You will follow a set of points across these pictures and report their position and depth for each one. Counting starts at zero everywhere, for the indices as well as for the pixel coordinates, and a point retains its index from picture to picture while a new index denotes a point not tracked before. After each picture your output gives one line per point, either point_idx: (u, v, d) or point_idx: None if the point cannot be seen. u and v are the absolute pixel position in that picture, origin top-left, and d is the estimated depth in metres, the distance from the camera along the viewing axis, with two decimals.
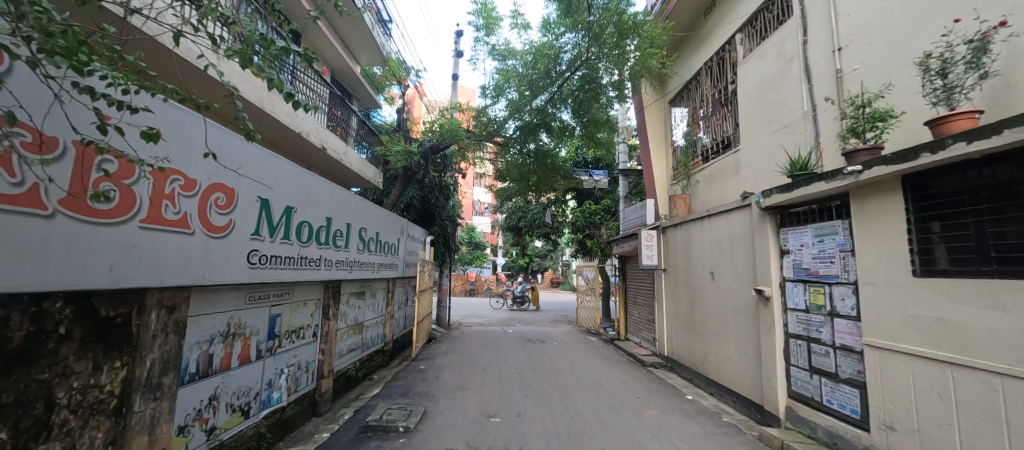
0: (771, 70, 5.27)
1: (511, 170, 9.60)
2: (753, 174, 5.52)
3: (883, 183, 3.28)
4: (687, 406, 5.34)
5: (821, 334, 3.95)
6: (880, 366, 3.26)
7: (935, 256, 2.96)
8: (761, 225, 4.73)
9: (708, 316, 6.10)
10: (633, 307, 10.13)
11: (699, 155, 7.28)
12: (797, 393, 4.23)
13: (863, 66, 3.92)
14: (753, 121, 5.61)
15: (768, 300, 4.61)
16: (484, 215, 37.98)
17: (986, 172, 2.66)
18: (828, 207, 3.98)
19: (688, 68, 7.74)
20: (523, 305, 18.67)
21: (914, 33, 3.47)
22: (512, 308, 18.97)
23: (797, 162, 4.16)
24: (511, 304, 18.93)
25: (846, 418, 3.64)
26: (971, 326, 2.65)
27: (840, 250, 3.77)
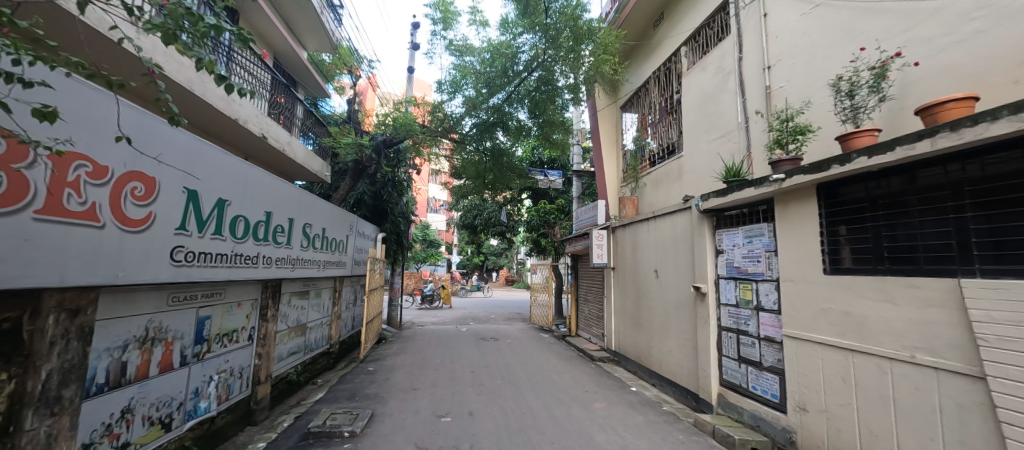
0: (712, 82, 5.66)
1: (467, 168, 9.52)
2: (694, 178, 5.91)
3: (801, 190, 3.64)
4: (631, 397, 5.61)
5: (749, 327, 4.31)
6: (797, 355, 3.63)
7: (841, 256, 3.33)
8: (700, 226, 5.09)
9: (653, 311, 6.45)
10: (583, 304, 10.46)
11: (646, 160, 7.67)
12: (728, 381, 4.60)
13: (788, 84, 4.32)
14: (695, 130, 5.99)
15: (704, 295, 4.97)
16: (439, 213, 37.38)
17: (882, 183, 3.04)
18: (756, 211, 4.35)
19: (639, 76, 8.09)
20: (432, 304, 18.51)
21: (829, 57, 3.87)
22: (421, 308, 18.70)
23: (731, 169, 4.51)
24: (421, 303, 18.68)
25: (768, 403, 4.00)
26: (868, 317, 3.02)
27: (765, 250, 4.15)
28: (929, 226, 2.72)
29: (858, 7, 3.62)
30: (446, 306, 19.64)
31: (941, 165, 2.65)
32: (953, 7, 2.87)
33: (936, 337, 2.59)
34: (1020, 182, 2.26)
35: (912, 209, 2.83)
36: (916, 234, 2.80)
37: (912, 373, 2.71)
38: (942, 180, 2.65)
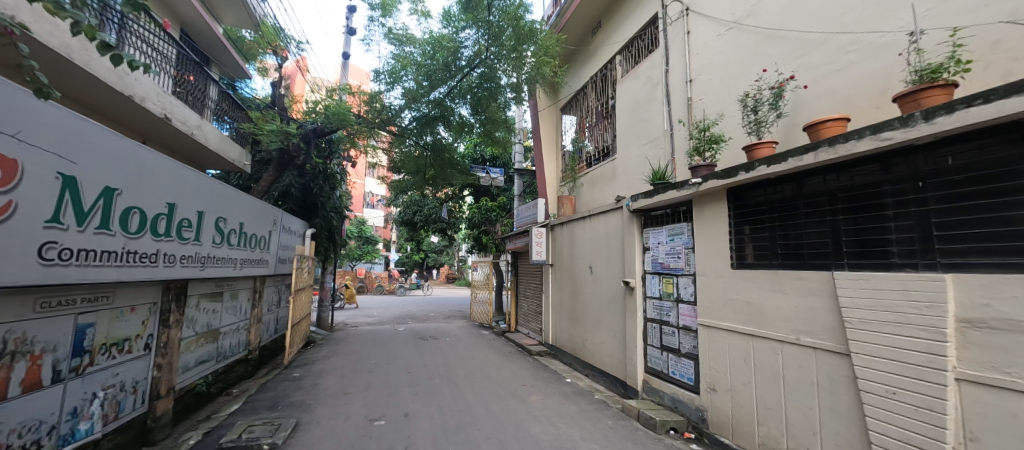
0: (643, 91, 6.05)
1: (406, 162, 9.21)
2: (625, 180, 6.29)
3: (714, 193, 4.04)
4: (566, 389, 5.83)
5: (670, 317, 4.70)
6: (709, 341, 4.03)
7: (745, 252, 3.75)
8: (629, 225, 5.44)
9: (587, 305, 6.76)
10: (523, 300, 10.65)
11: (584, 161, 8.01)
12: (651, 368, 4.98)
13: (706, 97, 4.76)
14: (627, 134, 6.37)
15: (632, 289, 5.33)
16: (376, 208, 35.72)
17: (778, 189, 3.47)
18: (677, 211, 4.74)
19: (578, 80, 8.39)
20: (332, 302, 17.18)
21: (739, 75, 4.33)
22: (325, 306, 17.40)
23: (657, 173, 4.86)
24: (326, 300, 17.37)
25: (685, 386, 4.40)
26: (766, 306, 3.43)
27: (685, 247, 4.54)
28: (812, 227, 3.16)
29: (763, 33, 4.09)
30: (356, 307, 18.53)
31: (822, 175, 3.09)
32: (833, 40, 3.35)
33: (815, 321, 3.01)
34: (876, 191, 2.70)
35: (800, 212, 3.27)
36: (803, 234, 3.23)
37: (797, 353, 3.13)
38: (822, 188, 3.08)
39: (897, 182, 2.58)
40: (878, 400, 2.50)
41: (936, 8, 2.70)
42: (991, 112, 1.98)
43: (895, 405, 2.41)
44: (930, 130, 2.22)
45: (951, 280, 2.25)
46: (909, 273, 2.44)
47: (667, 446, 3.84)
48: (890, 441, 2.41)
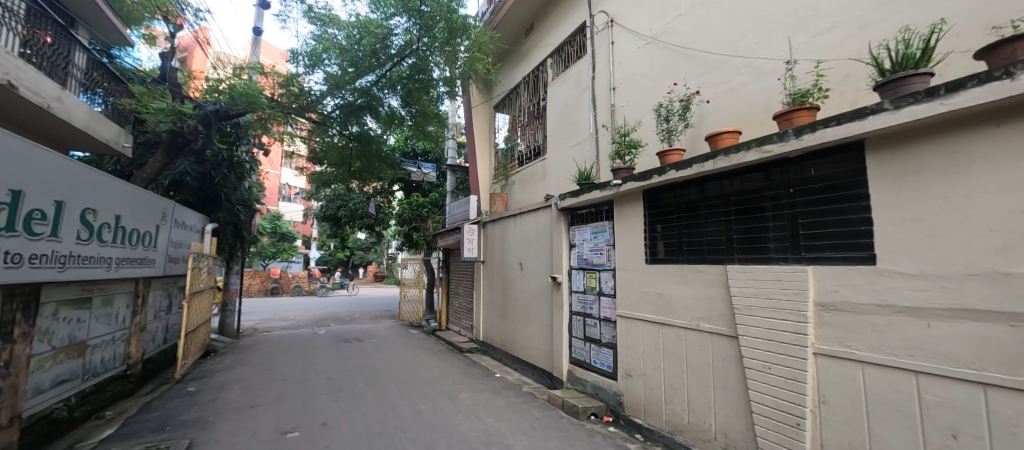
0: (571, 94, 6.32)
1: (329, 153, 8.56)
2: (555, 179, 6.52)
3: (632, 194, 4.36)
4: (495, 384, 5.91)
5: (593, 310, 4.99)
6: (626, 330, 4.35)
7: (657, 248, 4.10)
8: (557, 223, 5.66)
9: (517, 301, 6.90)
10: (454, 298, 10.55)
11: (515, 159, 8.15)
12: (575, 358, 5.25)
13: (627, 104, 5.12)
14: (557, 135, 6.61)
15: (559, 285, 5.57)
16: (294, 202, 32.79)
17: (684, 192, 3.84)
18: (600, 210, 5.04)
19: (511, 79, 8.49)
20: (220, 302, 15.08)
21: (654, 87, 4.72)
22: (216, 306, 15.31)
23: (583, 173, 5.11)
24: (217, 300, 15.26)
25: (604, 374, 4.70)
26: (673, 296, 3.79)
27: (606, 244, 4.84)
28: (711, 226, 3.55)
29: (675, 49, 4.50)
30: (270, 309, 16.88)
31: (719, 180, 3.49)
32: (729, 62, 3.81)
33: (712, 309, 3.39)
34: (760, 195, 3.12)
35: (701, 212, 3.66)
36: (703, 232, 3.62)
37: (697, 338, 3.51)
38: (720, 191, 3.48)
39: (775, 189, 3.01)
40: (758, 374, 2.90)
41: (806, 42, 3.18)
42: (842, 132, 2.39)
43: (770, 378, 2.82)
44: (799, 145, 2.62)
45: (812, 271, 2.68)
46: (782, 266, 2.86)
47: (588, 430, 4.08)
48: (767, 408, 2.82)
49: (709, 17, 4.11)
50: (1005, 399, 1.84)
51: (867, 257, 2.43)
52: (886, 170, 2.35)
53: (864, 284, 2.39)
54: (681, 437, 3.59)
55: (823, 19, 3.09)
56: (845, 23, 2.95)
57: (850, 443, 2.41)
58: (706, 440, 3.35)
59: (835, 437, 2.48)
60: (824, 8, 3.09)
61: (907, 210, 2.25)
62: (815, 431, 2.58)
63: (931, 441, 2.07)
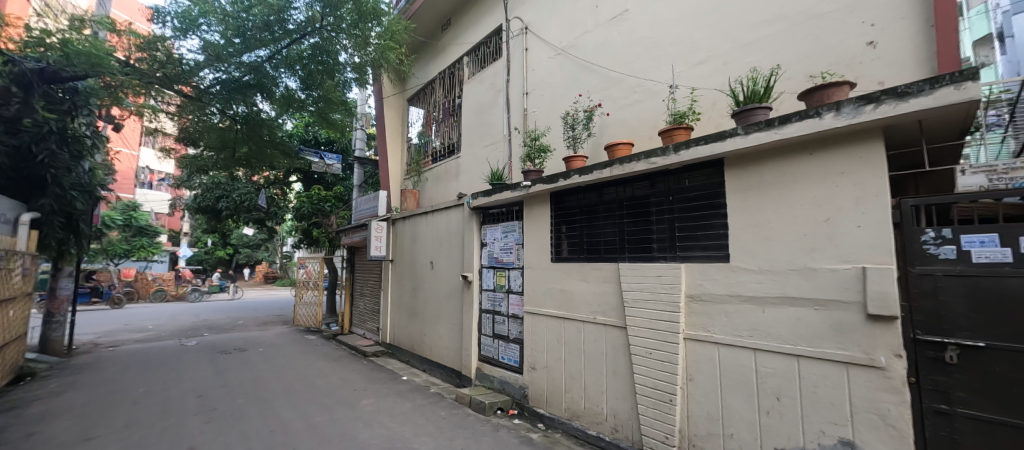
0: (487, 95, 6.40)
1: (208, 134, 7.37)
2: (468, 178, 6.54)
3: (539, 196, 4.58)
4: (401, 387, 5.70)
5: (502, 307, 5.12)
6: (532, 325, 4.56)
7: (561, 247, 4.37)
8: (469, 222, 5.68)
9: (426, 300, 6.75)
10: (358, 299, 9.91)
11: (429, 155, 7.97)
12: (484, 355, 5.33)
13: (537, 110, 5.37)
14: (471, 134, 6.62)
15: (470, 283, 5.60)
16: (158, 189, 27.51)
17: (586, 195, 4.15)
18: (510, 210, 5.18)
19: (426, 74, 8.27)
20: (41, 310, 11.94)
21: (562, 96, 5.02)
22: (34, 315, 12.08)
23: (495, 174, 5.22)
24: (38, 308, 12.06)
25: (511, 368, 4.87)
26: (574, 292, 4.08)
27: (515, 243, 5.00)
28: (607, 227, 3.90)
29: (581, 63, 4.84)
30: (120, 318, 13.92)
31: (615, 186, 3.85)
32: (626, 81, 4.23)
33: (606, 303, 3.73)
34: (647, 201, 3.52)
35: (599, 215, 3.99)
36: (601, 233, 3.96)
37: (594, 329, 3.82)
38: (615, 196, 3.84)
39: (658, 196, 3.42)
40: (641, 359, 3.27)
41: (685, 70, 3.68)
42: (707, 150, 2.83)
43: (651, 362, 3.20)
44: (677, 159, 3.03)
45: (684, 268, 3.11)
46: (662, 263, 3.26)
47: (494, 425, 4.18)
48: (647, 388, 3.20)
49: (610, 37, 4.50)
50: (811, 367, 2.36)
51: (723, 256, 2.90)
52: (738, 183, 2.84)
53: (721, 278, 2.86)
54: (578, 422, 3.89)
55: (697, 52, 3.61)
56: (714, 58, 3.48)
57: (708, 412, 2.86)
58: (599, 422, 3.68)
59: (698, 408, 2.92)
60: (699, 43, 3.61)
61: (752, 218, 2.74)
62: (683, 405, 3.01)
63: (763, 404, 2.56)
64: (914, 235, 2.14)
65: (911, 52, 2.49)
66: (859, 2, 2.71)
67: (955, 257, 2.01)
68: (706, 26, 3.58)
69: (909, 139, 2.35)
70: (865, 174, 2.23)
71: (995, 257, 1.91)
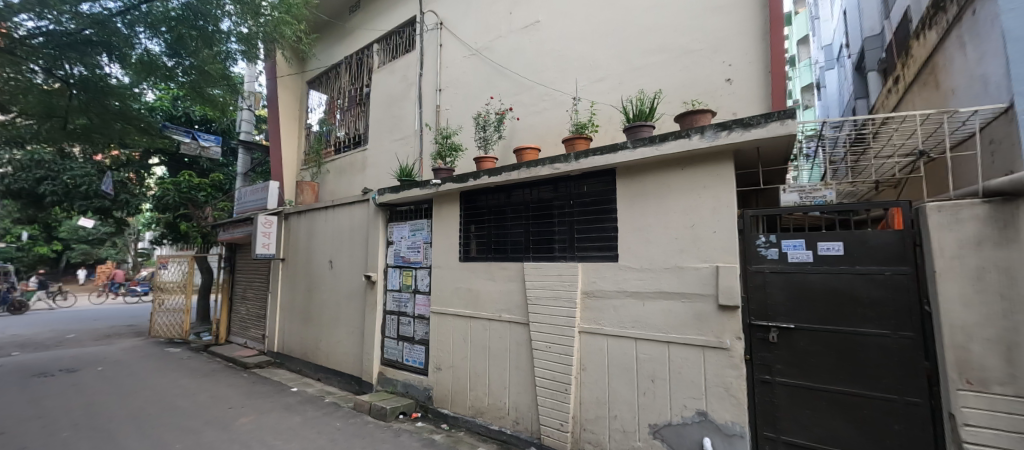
0: (398, 87, 6.14)
1: (20, 97, 5.51)
2: (375, 172, 6.21)
3: (449, 195, 4.55)
4: (290, 399, 5.17)
5: (407, 308, 4.96)
6: (438, 325, 4.50)
7: (470, 247, 4.39)
8: (375, 218, 5.39)
9: (324, 303, 6.22)
10: (239, 303, 8.69)
11: (331, 145, 7.37)
12: (387, 359, 5.11)
13: (450, 108, 5.33)
14: (380, 127, 6.30)
15: (373, 283, 5.32)
16: None
17: (496, 196, 4.23)
18: (419, 208, 5.04)
19: (330, 57, 7.63)
20: None
21: (475, 96, 5.06)
22: None
23: (405, 169, 5.09)
24: None
25: (415, 370, 4.75)
26: (481, 291, 4.14)
27: (424, 242, 4.88)
28: (514, 228, 4.03)
29: (494, 66, 4.94)
30: None
31: (523, 189, 4.01)
32: (535, 89, 4.44)
33: (511, 301, 3.86)
34: (551, 204, 3.74)
35: (507, 216, 4.11)
36: (508, 233, 4.08)
37: (498, 327, 3.93)
38: (522, 199, 4.00)
39: (560, 200, 3.65)
40: (541, 353, 3.46)
41: (587, 85, 4.01)
42: (603, 160, 3.11)
43: (550, 355, 3.41)
44: (577, 166, 3.27)
45: (581, 267, 3.37)
46: (562, 263, 3.50)
47: (394, 431, 4.03)
48: (546, 381, 3.40)
49: (522, 45, 4.67)
50: (678, 352, 2.76)
51: (613, 256, 3.22)
52: (627, 191, 3.17)
53: (611, 276, 3.17)
54: (482, 419, 3.95)
55: (598, 70, 3.95)
56: (611, 77, 3.84)
57: (597, 398, 3.15)
58: (501, 417, 3.79)
59: (589, 395, 3.20)
60: (599, 62, 3.96)
61: (637, 222, 3.10)
62: (576, 394, 3.27)
63: (641, 386, 2.92)
64: (752, 240, 2.63)
65: (755, 91, 3.07)
66: (721, 44, 3.25)
67: (778, 258, 2.54)
68: (605, 47, 3.93)
69: (751, 162, 2.90)
70: (721, 189, 2.68)
71: (801, 257, 2.46)
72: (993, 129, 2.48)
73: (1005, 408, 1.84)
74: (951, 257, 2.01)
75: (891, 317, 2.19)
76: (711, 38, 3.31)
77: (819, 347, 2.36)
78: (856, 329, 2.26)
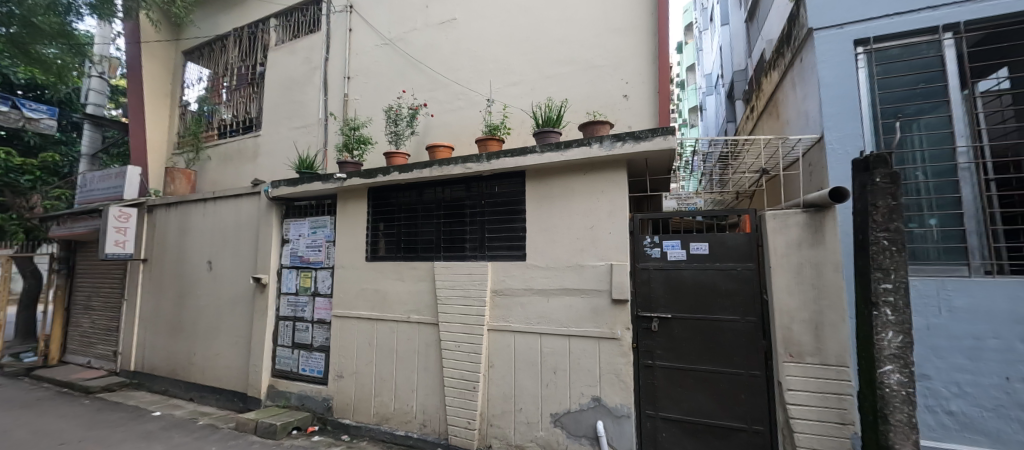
0: (299, 70, 5.58)
1: None
2: (269, 162, 5.56)
3: (356, 190, 4.27)
4: (149, 426, 4.36)
5: (305, 313, 4.54)
6: (341, 330, 4.20)
7: (378, 246, 4.18)
8: (267, 213, 4.81)
9: (199, 310, 5.37)
10: (80, 314, 7.06)
11: (214, 128, 6.41)
12: (279, 370, 4.61)
13: (360, 98, 5.01)
14: (277, 112, 5.65)
15: (263, 287, 4.74)
16: None
17: (407, 193, 4.08)
18: (321, 203, 4.64)
19: (215, 27, 6.63)
20: None
21: (387, 88, 4.83)
22: None
23: (305, 161, 4.64)
24: None
25: (313, 380, 4.36)
26: (388, 292, 3.96)
27: (325, 241, 4.51)
28: (425, 226, 3.94)
29: (408, 58, 4.76)
30: None
31: (434, 187, 3.94)
32: (450, 87, 4.40)
33: (420, 302, 3.76)
34: (463, 203, 3.73)
35: (418, 214, 4.00)
36: (419, 232, 3.97)
37: (407, 328, 3.80)
38: (434, 197, 3.93)
39: (472, 199, 3.68)
40: (450, 353, 3.44)
41: (501, 88, 4.09)
42: (513, 162, 3.21)
43: (459, 355, 3.40)
44: (488, 167, 3.33)
45: (490, 266, 3.43)
46: (472, 262, 3.52)
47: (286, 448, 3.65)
48: (454, 380, 3.39)
49: (438, 40, 4.59)
50: (577, 344, 2.97)
51: (521, 255, 3.34)
52: (534, 193, 3.32)
53: (519, 274, 3.28)
54: (387, 426, 3.78)
55: (512, 74, 4.06)
56: (524, 82, 3.98)
57: (504, 393, 3.23)
58: (408, 421, 3.68)
59: (497, 391, 3.27)
60: (513, 67, 4.07)
61: (543, 223, 3.25)
62: (484, 391, 3.32)
63: (544, 379, 3.08)
64: (640, 240, 2.95)
65: (647, 108, 3.45)
66: (621, 63, 3.59)
67: (660, 256, 2.88)
68: (520, 53, 4.06)
69: (642, 171, 3.25)
70: (617, 194, 2.96)
71: (678, 256, 2.82)
72: (812, 154, 3.15)
73: (813, 374, 2.36)
74: (782, 255, 2.50)
75: (741, 305, 2.64)
76: (612, 56, 3.63)
77: (689, 333, 2.74)
78: (717, 316, 2.68)
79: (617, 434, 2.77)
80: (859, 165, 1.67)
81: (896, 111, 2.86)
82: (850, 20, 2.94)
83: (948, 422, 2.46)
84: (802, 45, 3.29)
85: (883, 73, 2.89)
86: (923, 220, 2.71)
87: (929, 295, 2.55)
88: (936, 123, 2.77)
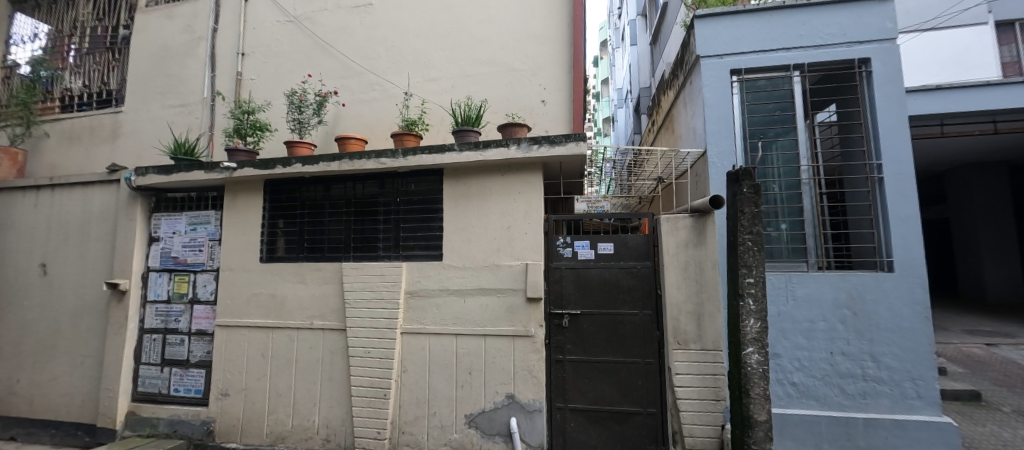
0: (177, 39, 4.75)
1: None
2: (134, 145, 4.65)
3: (249, 182, 3.77)
4: None
5: (179, 323, 3.88)
6: (226, 341, 3.67)
7: (276, 246, 3.75)
8: (128, 206, 4.00)
9: (25, 326, 4.26)
10: None
11: (55, 99, 5.16)
12: (143, 393, 3.88)
13: (256, 79, 4.44)
14: (146, 86, 4.75)
15: (121, 295, 3.92)
16: None
17: (314, 188, 3.73)
18: (204, 196, 4.02)
19: None
20: None
21: (290, 71, 4.36)
22: None
23: (182, 146, 3.97)
24: None
25: (189, 401, 3.75)
26: (287, 297, 3.57)
27: (208, 239, 3.91)
28: (332, 225, 3.63)
29: (316, 40, 4.35)
30: None
31: (343, 182, 3.65)
32: (363, 76, 4.13)
33: (325, 306, 3.45)
34: (377, 201, 3.52)
35: (325, 211, 3.67)
36: (325, 231, 3.65)
37: (309, 336, 3.46)
38: (343, 193, 3.64)
39: (386, 197, 3.50)
40: (359, 359, 3.22)
41: (420, 82, 3.96)
42: (430, 160, 3.12)
43: (369, 361, 3.20)
44: (404, 163, 3.19)
45: (404, 267, 3.28)
46: (385, 263, 3.33)
47: None
48: (363, 389, 3.18)
49: (351, 25, 4.27)
50: (493, 343, 2.99)
51: (437, 255, 3.26)
52: (452, 192, 3.26)
53: (434, 275, 3.19)
54: (283, 445, 3.40)
55: (431, 69, 3.95)
56: (443, 78, 3.90)
57: (418, 398, 3.13)
58: (308, 438, 3.35)
59: (409, 397, 3.14)
60: (433, 62, 3.96)
61: (461, 223, 3.21)
62: (395, 398, 3.16)
63: (459, 380, 3.05)
64: (554, 240, 3.07)
65: (562, 114, 3.61)
66: (539, 69, 3.71)
67: (572, 256, 3.03)
68: (440, 49, 3.97)
69: (556, 174, 3.39)
70: (533, 196, 3.06)
71: (587, 255, 3.00)
72: (698, 166, 3.60)
73: (695, 358, 2.71)
74: (672, 254, 2.81)
75: (639, 299, 2.90)
76: (531, 61, 3.74)
77: (596, 328, 2.93)
78: (619, 311, 2.91)
79: (530, 429, 2.85)
80: (732, 176, 1.94)
81: (761, 132, 3.40)
82: (728, 52, 3.42)
83: (791, 392, 2.98)
84: (692, 69, 3.74)
85: (752, 100, 3.42)
86: (778, 225, 3.27)
87: (782, 287, 3.07)
88: (788, 145, 3.36)
